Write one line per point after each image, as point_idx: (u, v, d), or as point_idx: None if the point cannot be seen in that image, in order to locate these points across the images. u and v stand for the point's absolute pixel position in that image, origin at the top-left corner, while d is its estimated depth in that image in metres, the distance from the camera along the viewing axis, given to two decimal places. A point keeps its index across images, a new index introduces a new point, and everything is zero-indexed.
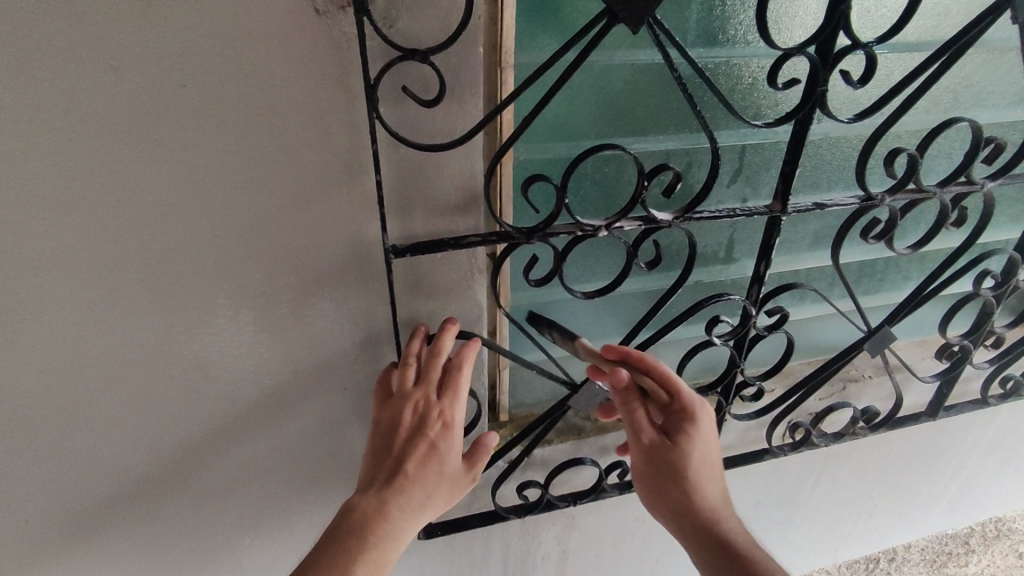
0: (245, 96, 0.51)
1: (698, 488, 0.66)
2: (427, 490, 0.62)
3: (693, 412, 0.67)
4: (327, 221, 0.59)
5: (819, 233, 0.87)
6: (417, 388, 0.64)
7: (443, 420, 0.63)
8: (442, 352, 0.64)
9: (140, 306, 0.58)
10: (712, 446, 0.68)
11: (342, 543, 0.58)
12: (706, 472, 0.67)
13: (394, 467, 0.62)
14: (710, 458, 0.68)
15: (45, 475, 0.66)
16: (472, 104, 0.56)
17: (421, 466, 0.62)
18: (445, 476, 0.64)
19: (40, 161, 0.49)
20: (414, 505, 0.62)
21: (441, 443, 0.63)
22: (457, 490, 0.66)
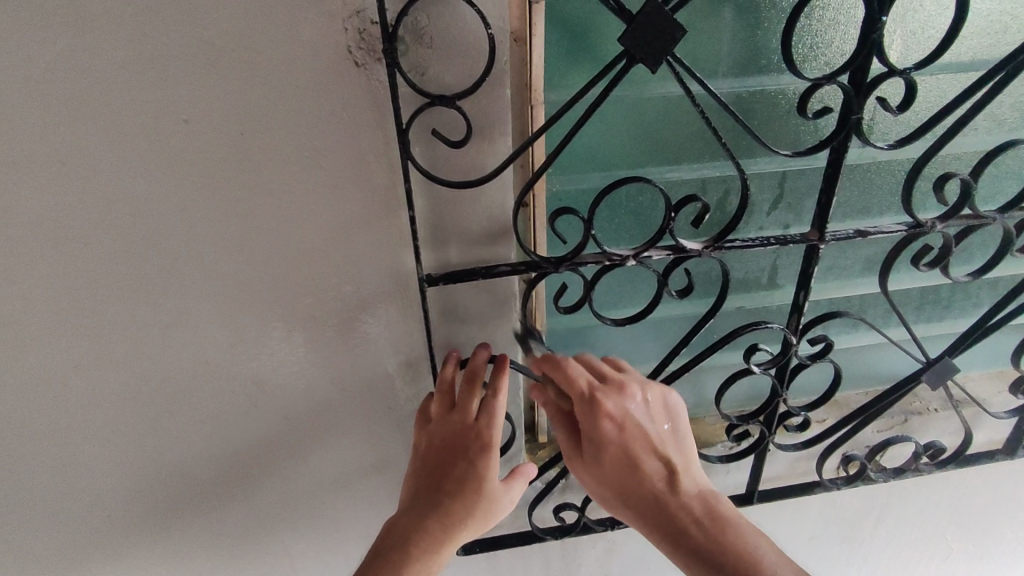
0: (295, 142, 0.57)
1: (635, 478, 0.70)
2: (468, 507, 0.65)
3: (596, 414, 0.68)
4: (370, 253, 0.64)
5: (870, 259, 0.84)
6: (455, 412, 0.67)
7: (481, 442, 0.66)
8: (479, 377, 0.67)
9: (206, 329, 0.65)
10: (640, 429, 0.70)
11: (386, 556, 0.62)
12: (629, 468, 0.69)
13: (434, 485, 0.65)
14: (636, 445, 0.70)
15: (128, 476, 0.74)
16: (500, 142, 0.60)
17: (459, 484, 0.65)
18: (484, 495, 0.66)
19: (124, 204, 0.57)
20: (454, 521, 0.64)
21: (479, 463, 0.65)
22: (496, 509, 0.67)
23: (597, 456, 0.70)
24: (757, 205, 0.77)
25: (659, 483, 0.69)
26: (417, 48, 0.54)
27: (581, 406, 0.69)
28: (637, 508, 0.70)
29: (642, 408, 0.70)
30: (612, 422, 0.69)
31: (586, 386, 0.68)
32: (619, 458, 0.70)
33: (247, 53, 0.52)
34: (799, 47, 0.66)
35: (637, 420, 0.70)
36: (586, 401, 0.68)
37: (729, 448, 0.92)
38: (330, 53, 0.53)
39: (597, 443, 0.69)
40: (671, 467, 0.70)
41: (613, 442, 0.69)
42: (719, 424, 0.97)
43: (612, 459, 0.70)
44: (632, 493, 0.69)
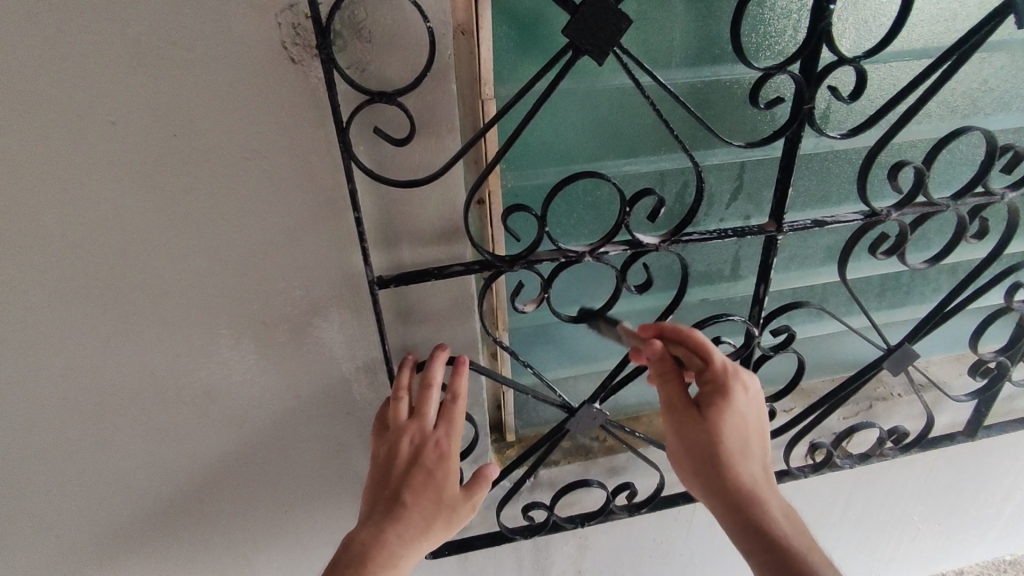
0: (231, 142, 0.54)
1: (739, 462, 0.63)
2: (426, 517, 0.63)
3: (731, 380, 0.65)
4: (318, 256, 0.62)
5: (831, 247, 0.84)
6: (413, 420, 0.65)
7: (439, 449, 0.65)
8: (436, 383, 0.66)
9: (149, 338, 0.63)
10: (753, 416, 0.66)
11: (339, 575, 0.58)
12: (739, 450, 0.64)
13: (391, 496, 0.63)
14: (752, 426, 0.66)
15: (75, 494, 0.71)
16: (449, 138, 0.58)
17: (418, 494, 0.63)
18: (443, 504, 0.64)
19: (50, 211, 0.54)
20: (413, 531, 0.62)
21: (437, 471, 0.64)
22: (456, 517, 0.65)
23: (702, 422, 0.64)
24: (716, 196, 0.76)
25: (759, 473, 0.64)
26: (355, 43, 0.52)
27: (719, 372, 0.65)
28: (735, 493, 0.62)
29: (755, 401, 0.67)
30: (744, 395, 0.65)
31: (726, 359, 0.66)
32: (734, 432, 0.64)
33: (173, 49, 0.49)
34: (751, 36, 0.65)
35: (753, 403, 0.67)
36: (725, 370, 0.65)
37: None
38: (263, 49, 0.50)
39: (720, 405, 0.64)
40: (767, 468, 0.66)
41: (738, 420, 0.65)
42: None
43: (733, 431, 0.64)
44: (733, 473, 0.63)
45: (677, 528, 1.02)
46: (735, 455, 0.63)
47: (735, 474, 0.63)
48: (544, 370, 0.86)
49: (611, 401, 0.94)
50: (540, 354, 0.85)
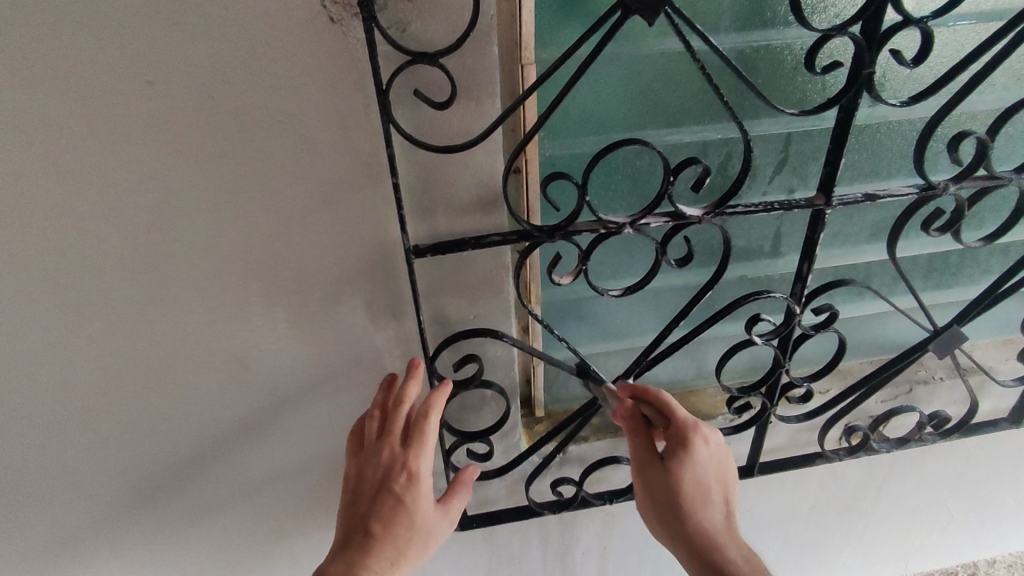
0: (269, 105, 0.53)
1: (704, 514, 0.68)
2: (397, 544, 0.66)
3: (694, 437, 0.68)
4: (354, 223, 0.61)
5: (878, 224, 0.80)
6: (382, 443, 0.66)
7: (408, 472, 0.65)
8: (405, 403, 0.66)
9: (186, 304, 0.63)
10: (717, 461, 0.70)
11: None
12: (704, 503, 0.69)
13: (361, 530, 0.66)
14: (712, 475, 0.69)
15: (115, 455, 0.73)
16: (489, 103, 0.56)
17: (389, 522, 0.66)
18: (418, 525, 0.67)
19: (91, 173, 0.54)
20: (388, 557, 0.65)
21: (407, 495, 0.66)
22: (432, 537, 0.69)
23: (665, 484, 0.68)
24: (761, 169, 0.73)
25: (720, 513, 0.69)
26: (397, 1, 0.50)
27: (677, 434, 0.69)
28: (697, 550, 0.68)
29: (720, 444, 0.71)
30: (705, 447, 0.69)
31: (688, 416, 0.69)
32: (696, 491, 0.68)
33: (212, 7, 0.48)
34: None
35: (715, 453, 0.70)
36: (689, 427, 0.69)
37: (730, 421, 0.90)
38: (303, 7, 0.49)
39: (685, 475, 0.68)
40: (726, 508, 0.71)
41: (701, 472, 0.69)
42: (720, 395, 0.95)
43: (694, 492, 0.68)
44: (698, 530, 0.68)
45: None
46: (700, 512, 0.68)
47: (700, 528, 0.68)
48: (576, 346, 0.85)
49: (642, 379, 0.93)
50: (572, 329, 0.84)
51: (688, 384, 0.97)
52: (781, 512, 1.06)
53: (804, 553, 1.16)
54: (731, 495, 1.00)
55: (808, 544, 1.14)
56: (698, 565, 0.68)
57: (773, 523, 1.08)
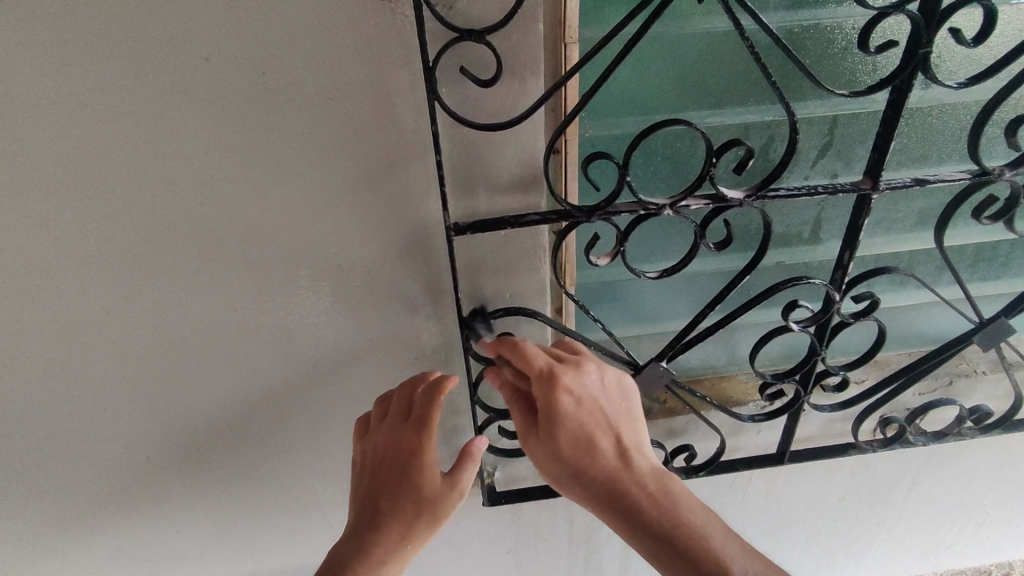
0: (317, 82, 0.54)
1: (591, 456, 0.67)
2: (406, 519, 0.69)
3: (552, 392, 0.66)
4: (396, 200, 0.62)
5: (925, 212, 0.78)
6: (383, 426, 0.70)
7: (409, 449, 0.69)
8: (405, 390, 0.70)
9: (233, 276, 0.65)
10: (591, 401, 0.68)
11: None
12: (587, 444, 0.67)
13: (369, 507, 0.70)
14: (595, 418, 0.68)
15: (162, 420, 0.76)
16: (533, 82, 0.56)
17: (394, 500, 0.69)
18: (423, 502, 0.69)
19: (147, 147, 0.56)
20: (395, 532, 0.69)
21: (410, 473, 0.69)
22: (443, 511, 0.70)
23: (551, 439, 0.68)
24: (805, 152, 0.72)
25: (611, 461, 0.67)
26: None
27: (539, 387, 0.66)
28: (608, 495, 0.66)
29: (598, 383, 0.68)
30: (571, 400, 0.66)
31: (546, 366, 0.66)
32: (574, 434, 0.67)
33: None
34: None
35: (590, 401, 0.68)
36: (541, 380, 0.66)
37: (762, 408, 0.90)
38: None
39: (552, 424, 0.67)
40: (630, 444, 0.68)
41: (567, 416, 0.67)
42: (752, 382, 0.94)
43: (573, 437, 0.67)
44: (587, 470, 0.67)
45: (732, 494, 1.01)
46: (588, 449, 0.67)
47: (595, 466, 0.66)
48: (609, 328, 0.85)
49: (674, 363, 0.93)
50: (605, 312, 0.84)
51: (720, 370, 0.96)
52: (810, 502, 1.05)
53: (831, 544, 1.16)
54: (759, 483, 1.00)
55: (836, 535, 1.14)
56: (606, 508, 0.66)
57: (801, 513, 1.08)
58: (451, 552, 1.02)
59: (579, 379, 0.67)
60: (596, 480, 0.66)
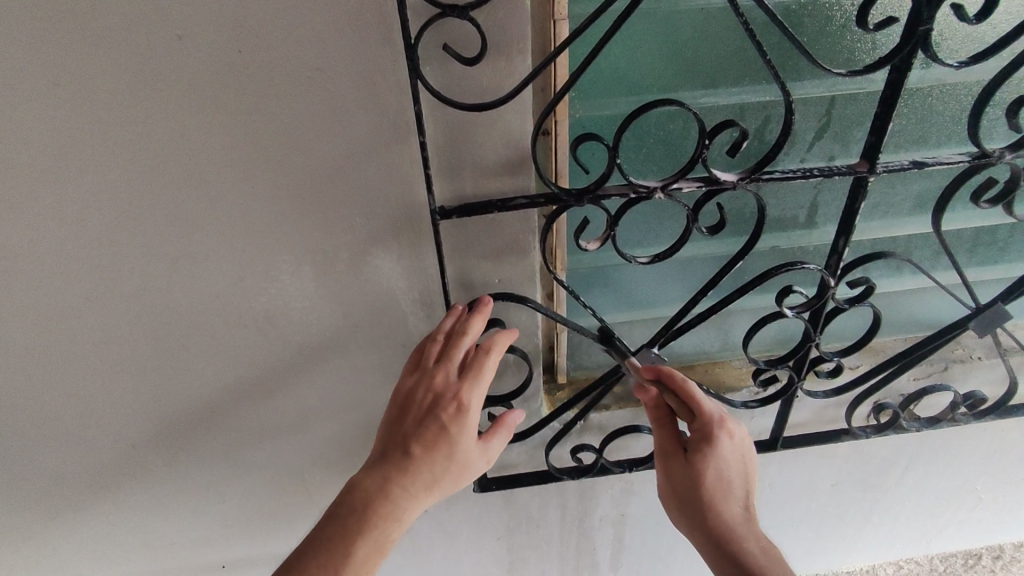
0: (296, 60, 0.52)
1: (723, 499, 0.69)
2: (437, 471, 0.64)
3: (717, 432, 0.68)
4: (380, 183, 0.60)
5: (923, 195, 0.77)
6: (439, 365, 0.64)
7: (459, 402, 0.63)
8: (470, 332, 0.64)
9: (214, 261, 0.63)
10: (738, 450, 0.70)
11: (342, 519, 0.62)
12: (722, 488, 0.69)
13: (400, 448, 0.64)
14: (735, 465, 0.70)
15: (148, 407, 0.75)
16: (520, 61, 0.54)
17: (427, 449, 0.64)
18: (455, 459, 0.65)
19: (120, 128, 0.54)
20: (418, 484, 0.63)
21: (452, 425, 0.63)
22: (472, 467, 0.66)
23: (690, 473, 0.70)
24: (801, 134, 0.70)
25: (739, 508, 0.70)
26: None
27: (704, 425, 0.68)
28: (720, 539, 0.69)
29: (745, 433, 0.71)
30: (730, 444, 0.69)
31: (714, 409, 0.69)
32: (721, 477, 0.69)
33: None
34: None
35: (740, 444, 0.70)
36: (713, 420, 0.68)
37: (754, 394, 0.89)
38: None
39: (704, 462, 0.69)
40: (747, 494, 0.71)
41: (720, 461, 0.69)
42: (745, 368, 0.93)
43: (715, 477, 0.69)
44: (711, 513, 0.69)
45: None
46: (720, 496, 0.69)
47: (716, 512, 0.69)
48: (601, 313, 0.84)
49: (667, 349, 0.92)
50: (597, 297, 0.83)
51: (713, 356, 0.95)
52: (803, 487, 1.05)
53: (823, 529, 1.16)
54: (752, 469, 1.00)
55: (828, 520, 1.14)
56: (714, 553, 0.69)
57: (793, 498, 1.07)
58: (442, 537, 1.02)
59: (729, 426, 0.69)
60: (711, 524, 0.69)
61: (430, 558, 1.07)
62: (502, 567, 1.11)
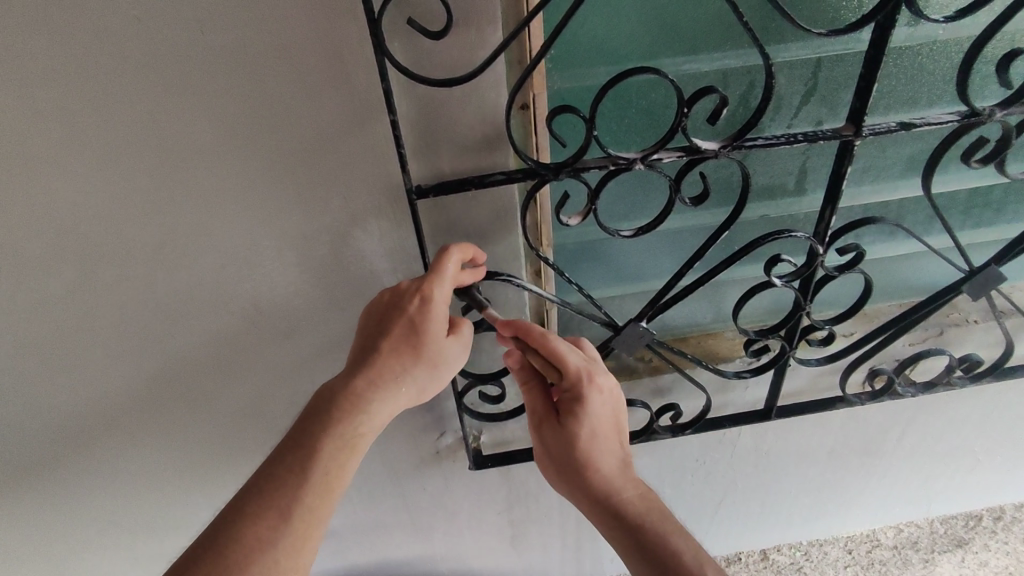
0: (261, 40, 0.51)
1: (596, 456, 0.73)
2: (403, 367, 0.62)
3: (585, 391, 0.71)
4: (356, 163, 0.60)
5: (914, 157, 0.75)
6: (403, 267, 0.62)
7: (422, 293, 0.60)
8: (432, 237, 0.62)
9: (194, 248, 0.63)
10: (608, 409, 0.73)
11: (310, 421, 0.58)
12: (595, 445, 0.73)
13: (369, 348, 0.61)
14: (607, 423, 0.73)
15: (142, 394, 0.76)
16: (490, 32, 0.53)
17: (396, 342, 0.61)
18: (426, 350, 0.62)
19: (88, 117, 0.53)
20: (389, 376, 0.61)
21: (419, 317, 0.60)
22: (443, 364, 0.64)
23: (562, 431, 0.74)
24: (787, 99, 0.69)
25: (615, 463, 0.74)
26: None
27: (571, 384, 0.70)
28: (597, 494, 0.73)
29: (615, 389, 0.73)
30: (597, 400, 0.72)
31: (578, 365, 0.70)
32: (589, 436, 0.73)
33: None
34: None
35: (610, 400, 0.73)
36: (580, 379, 0.70)
37: (747, 364, 0.89)
38: None
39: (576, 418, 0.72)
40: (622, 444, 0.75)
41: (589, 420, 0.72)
42: (739, 338, 0.93)
43: (587, 435, 0.73)
44: (590, 469, 0.73)
45: (721, 450, 1.01)
46: (595, 446, 0.73)
47: (596, 465, 0.73)
48: (590, 288, 0.83)
49: (659, 322, 0.92)
50: (585, 272, 0.82)
51: (706, 327, 0.95)
52: (800, 455, 1.06)
53: (822, 495, 1.16)
54: (748, 439, 1.00)
55: (826, 487, 1.14)
56: (591, 505, 0.74)
57: (791, 466, 1.08)
58: (443, 514, 1.04)
59: (602, 383, 0.72)
60: (592, 477, 0.73)
61: (432, 535, 1.08)
62: (503, 541, 1.13)
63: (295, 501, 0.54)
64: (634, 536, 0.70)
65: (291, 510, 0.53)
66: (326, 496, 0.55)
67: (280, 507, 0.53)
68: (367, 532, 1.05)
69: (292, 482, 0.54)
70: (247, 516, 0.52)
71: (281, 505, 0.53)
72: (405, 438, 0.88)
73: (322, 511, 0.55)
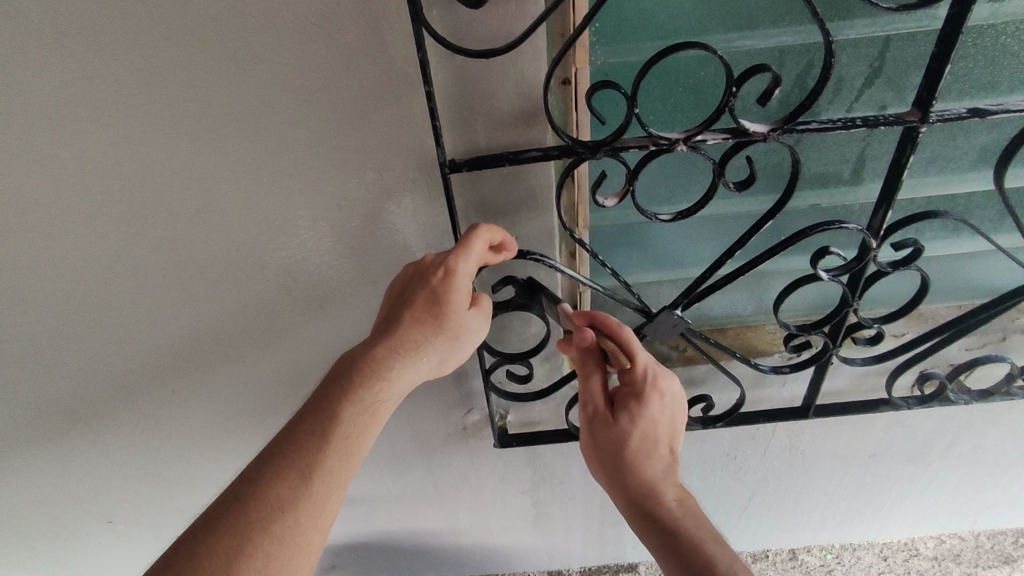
0: (298, 6, 0.51)
1: (643, 459, 0.70)
2: (425, 337, 0.61)
3: (648, 390, 0.69)
4: (391, 136, 0.59)
5: (987, 148, 0.69)
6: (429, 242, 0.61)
7: (447, 268, 0.60)
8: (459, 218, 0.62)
9: (232, 214, 0.64)
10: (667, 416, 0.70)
11: (330, 387, 0.59)
12: (647, 448, 0.70)
13: (392, 319, 0.61)
14: (663, 428, 0.70)
15: (180, 353, 0.78)
16: (531, 3, 0.51)
17: (417, 316, 0.61)
18: (446, 324, 0.62)
19: (131, 81, 0.54)
20: (410, 347, 0.61)
21: (443, 292, 0.60)
22: (464, 337, 0.64)
23: (614, 429, 0.70)
24: (848, 81, 0.64)
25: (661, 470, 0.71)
26: None
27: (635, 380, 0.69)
28: (636, 494, 0.70)
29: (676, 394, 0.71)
30: (658, 403, 0.69)
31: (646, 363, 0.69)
32: (644, 435, 0.70)
33: None
34: None
35: (669, 405, 0.70)
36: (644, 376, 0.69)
37: (786, 359, 0.86)
38: None
39: (633, 415, 0.69)
40: (672, 454, 0.72)
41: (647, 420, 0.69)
42: (779, 332, 0.90)
43: (640, 436, 0.70)
44: (635, 471, 0.70)
45: (754, 445, 0.99)
46: (649, 449, 0.70)
47: (646, 466, 0.70)
48: (625, 272, 0.81)
49: (696, 311, 0.89)
50: (621, 256, 0.80)
51: (746, 319, 0.92)
52: (838, 457, 1.02)
53: (859, 499, 1.12)
54: (783, 437, 0.97)
55: (864, 490, 1.10)
56: (628, 504, 0.71)
57: (827, 467, 1.04)
58: (468, 488, 1.05)
59: (667, 387, 0.70)
60: (637, 478, 0.70)
61: (456, 508, 1.10)
62: (526, 519, 1.13)
63: (316, 463, 0.55)
64: (671, 535, 0.67)
65: (311, 470, 0.55)
66: (347, 460, 0.57)
67: (302, 468, 0.54)
68: (393, 501, 1.07)
69: (313, 444, 0.56)
70: (270, 477, 0.54)
71: (302, 467, 0.54)
72: (432, 413, 0.89)
73: (342, 473, 0.56)
